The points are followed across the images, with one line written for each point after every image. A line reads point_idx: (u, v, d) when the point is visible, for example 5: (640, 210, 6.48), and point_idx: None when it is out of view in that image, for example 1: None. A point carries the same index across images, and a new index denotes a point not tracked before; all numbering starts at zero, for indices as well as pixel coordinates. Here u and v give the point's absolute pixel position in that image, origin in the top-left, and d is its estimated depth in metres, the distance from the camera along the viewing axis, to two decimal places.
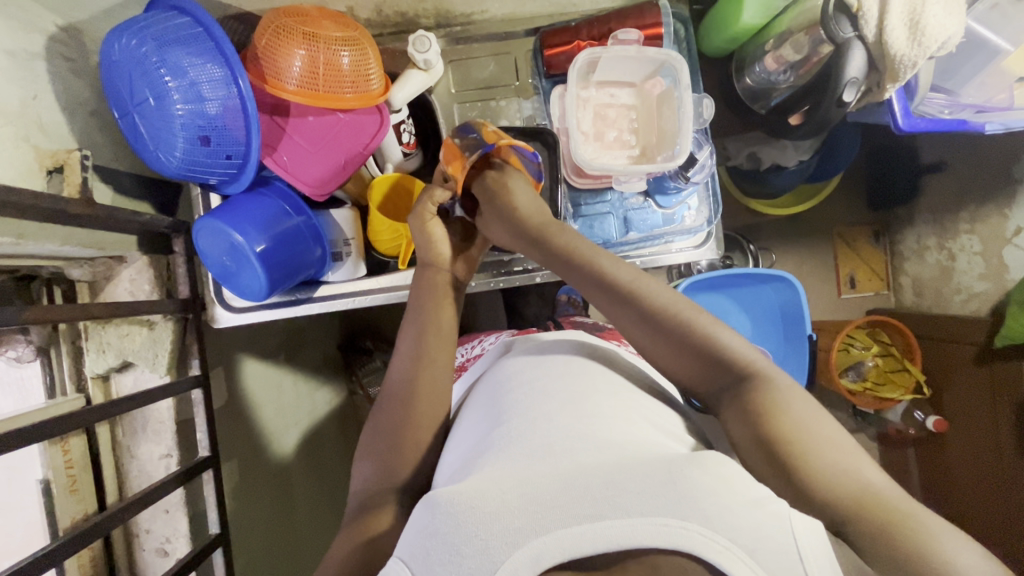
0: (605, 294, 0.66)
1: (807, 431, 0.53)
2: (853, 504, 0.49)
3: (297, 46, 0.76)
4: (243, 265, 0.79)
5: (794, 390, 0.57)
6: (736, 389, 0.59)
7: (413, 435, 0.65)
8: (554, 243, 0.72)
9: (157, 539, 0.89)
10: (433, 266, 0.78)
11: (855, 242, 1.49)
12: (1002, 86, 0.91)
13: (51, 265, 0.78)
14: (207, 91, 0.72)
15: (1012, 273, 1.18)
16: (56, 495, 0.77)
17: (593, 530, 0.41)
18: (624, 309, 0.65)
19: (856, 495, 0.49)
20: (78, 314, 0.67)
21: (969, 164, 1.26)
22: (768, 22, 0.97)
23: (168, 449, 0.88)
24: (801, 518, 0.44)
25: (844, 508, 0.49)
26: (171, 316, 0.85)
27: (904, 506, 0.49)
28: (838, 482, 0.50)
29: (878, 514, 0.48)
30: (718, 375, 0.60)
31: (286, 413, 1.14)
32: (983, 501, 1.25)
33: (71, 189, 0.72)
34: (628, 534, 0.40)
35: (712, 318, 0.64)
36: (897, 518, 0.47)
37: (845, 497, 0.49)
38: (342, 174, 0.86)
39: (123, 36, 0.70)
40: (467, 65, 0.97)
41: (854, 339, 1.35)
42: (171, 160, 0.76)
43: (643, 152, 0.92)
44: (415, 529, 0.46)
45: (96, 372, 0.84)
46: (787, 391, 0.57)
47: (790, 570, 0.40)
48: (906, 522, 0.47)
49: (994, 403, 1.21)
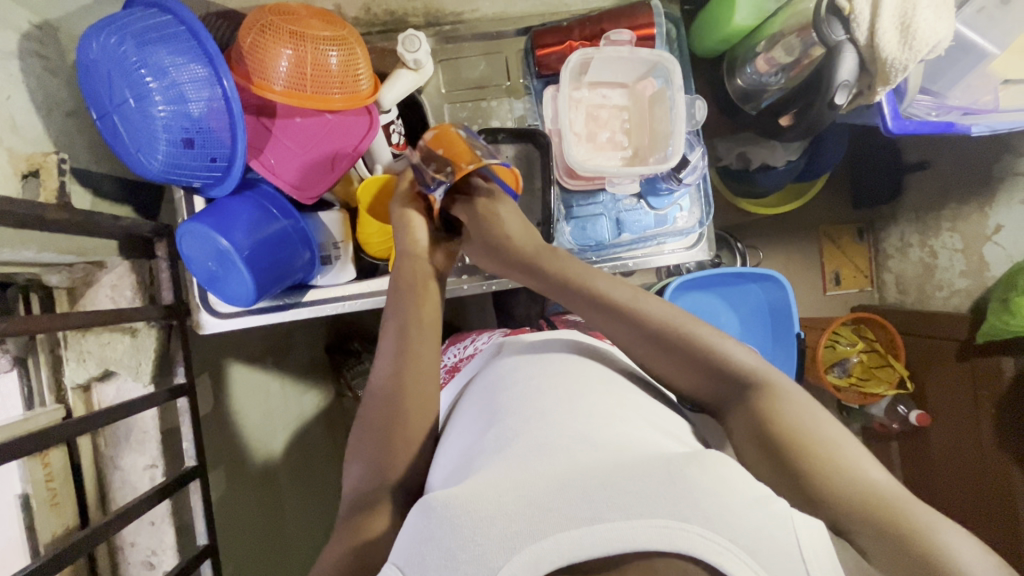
0: (601, 313, 0.67)
1: (806, 434, 0.53)
2: (856, 500, 0.48)
3: (284, 45, 0.74)
4: (230, 269, 0.76)
5: (799, 395, 0.58)
6: (740, 396, 0.59)
7: (408, 436, 0.64)
8: (550, 262, 0.72)
9: (143, 551, 0.87)
10: (407, 257, 0.76)
11: (841, 240, 1.51)
12: (988, 88, 0.92)
13: (27, 272, 0.75)
14: (190, 92, 0.70)
15: (992, 270, 1.22)
16: (37, 510, 0.74)
17: (593, 533, 0.40)
18: (615, 323, 0.66)
19: (863, 497, 0.48)
20: (56, 324, 0.65)
21: (952, 163, 1.28)
22: (760, 22, 0.97)
23: (153, 459, 0.86)
24: (803, 519, 0.43)
25: (848, 508, 0.48)
26: (155, 323, 0.83)
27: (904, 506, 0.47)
28: (845, 478, 0.50)
29: (879, 513, 0.47)
30: (721, 381, 0.60)
31: (273, 417, 1.12)
32: (963, 493, 1.27)
33: (48, 195, 0.70)
34: (628, 536, 0.40)
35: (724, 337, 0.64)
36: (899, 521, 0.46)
37: (849, 495, 0.49)
38: (331, 176, 0.84)
39: (101, 35, 0.68)
40: (457, 65, 0.96)
41: (839, 336, 1.38)
42: (153, 162, 0.73)
43: (635, 153, 0.92)
44: (410, 533, 0.46)
45: (77, 382, 0.81)
46: (793, 394, 0.57)
47: (791, 568, 0.40)
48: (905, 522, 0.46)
49: (973, 397, 1.23)
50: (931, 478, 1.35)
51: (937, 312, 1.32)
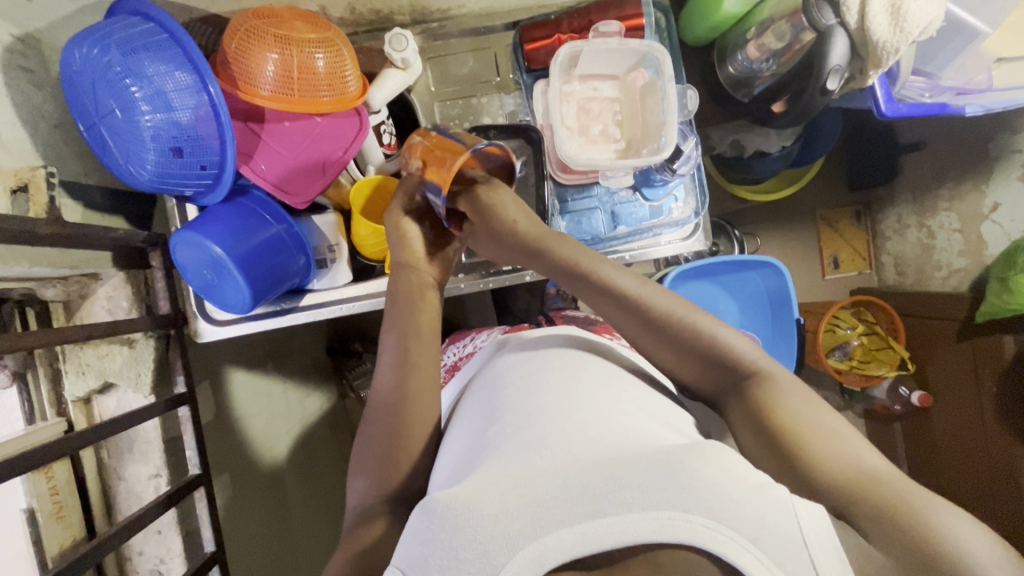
0: (610, 302, 0.65)
1: (800, 422, 0.54)
2: (854, 486, 0.48)
3: (269, 49, 0.73)
4: (225, 278, 0.76)
5: (796, 386, 0.57)
6: (737, 387, 0.59)
7: (410, 441, 0.64)
8: (555, 249, 0.69)
9: (151, 560, 0.87)
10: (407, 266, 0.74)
11: (839, 224, 1.50)
12: (980, 67, 0.93)
13: (21, 286, 0.75)
14: (176, 99, 0.69)
15: (990, 249, 1.22)
16: (43, 523, 0.74)
17: (596, 529, 0.40)
18: (619, 312, 0.65)
19: (860, 482, 0.49)
20: (53, 338, 0.64)
21: (947, 142, 1.28)
22: (749, 9, 0.97)
23: (157, 469, 0.86)
24: (803, 503, 0.43)
25: (848, 496, 0.48)
26: (152, 333, 0.83)
27: (900, 489, 0.48)
28: (840, 468, 0.50)
29: (878, 494, 0.47)
30: (721, 376, 0.61)
31: (276, 421, 1.12)
32: (966, 471, 1.28)
33: (38, 209, 0.70)
34: (631, 530, 0.40)
35: (721, 324, 0.63)
36: (894, 503, 0.46)
37: (849, 483, 0.49)
38: (323, 180, 0.84)
39: (84, 45, 0.67)
40: (446, 62, 0.95)
41: (839, 319, 1.36)
42: (142, 172, 0.73)
43: (628, 145, 0.92)
44: (413, 536, 0.45)
45: (77, 395, 0.81)
46: (789, 387, 0.57)
47: (794, 558, 0.39)
48: (901, 504, 0.46)
49: (976, 377, 1.23)
50: (934, 458, 1.36)
51: (936, 292, 1.32)
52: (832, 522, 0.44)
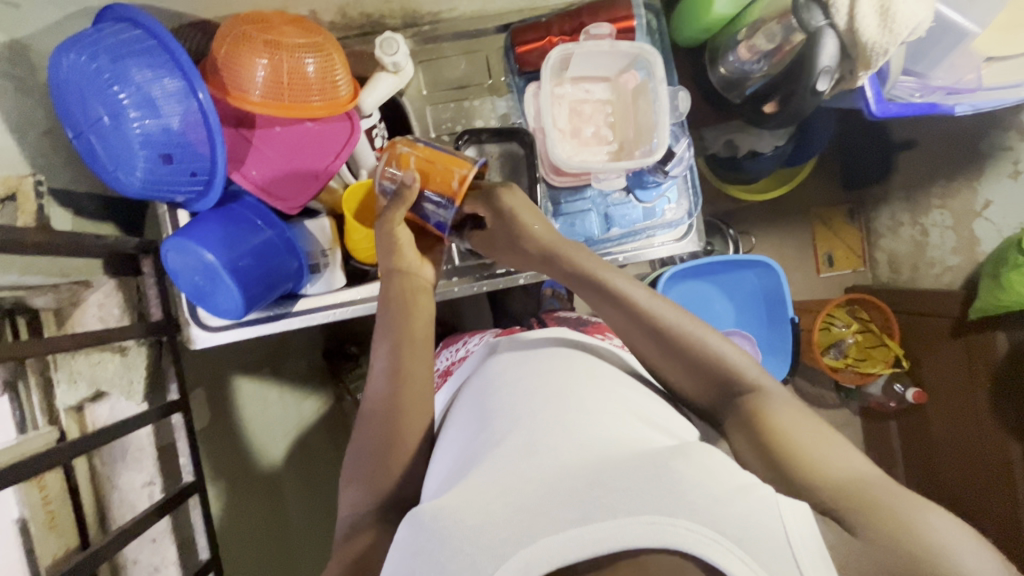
0: (610, 304, 0.66)
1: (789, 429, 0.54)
2: (841, 490, 0.48)
3: (259, 55, 0.73)
4: (217, 284, 0.76)
5: (786, 398, 0.58)
6: (736, 393, 0.60)
7: (403, 447, 0.64)
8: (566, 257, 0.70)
9: (145, 570, 0.86)
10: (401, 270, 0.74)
11: (832, 222, 1.50)
12: (970, 67, 0.93)
13: (11, 294, 0.74)
14: (164, 105, 0.69)
15: (982, 246, 1.23)
16: (36, 533, 0.74)
17: (582, 535, 0.40)
18: (617, 315, 0.65)
19: (848, 485, 0.49)
20: (45, 346, 0.64)
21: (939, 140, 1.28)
22: (739, 11, 0.97)
23: (150, 475, 0.87)
24: (788, 503, 0.43)
25: (836, 496, 0.48)
26: (144, 341, 0.83)
27: (881, 494, 0.47)
28: (827, 473, 0.50)
29: (864, 496, 0.47)
30: (715, 378, 0.61)
31: (270, 426, 1.11)
32: (962, 468, 1.28)
33: (25, 217, 0.70)
34: (616, 535, 0.40)
35: (715, 331, 0.64)
36: (879, 505, 0.46)
37: (837, 486, 0.49)
38: (316, 185, 0.84)
39: (71, 51, 0.66)
40: (438, 65, 0.95)
41: (834, 317, 1.34)
42: (132, 179, 0.72)
43: (620, 148, 0.91)
44: (403, 548, 0.45)
45: (69, 403, 0.81)
46: (778, 398, 0.58)
47: (782, 560, 0.39)
48: (886, 506, 0.46)
49: (970, 374, 1.23)
50: (931, 454, 1.36)
51: (930, 289, 1.32)
52: (816, 518, 0.44)
